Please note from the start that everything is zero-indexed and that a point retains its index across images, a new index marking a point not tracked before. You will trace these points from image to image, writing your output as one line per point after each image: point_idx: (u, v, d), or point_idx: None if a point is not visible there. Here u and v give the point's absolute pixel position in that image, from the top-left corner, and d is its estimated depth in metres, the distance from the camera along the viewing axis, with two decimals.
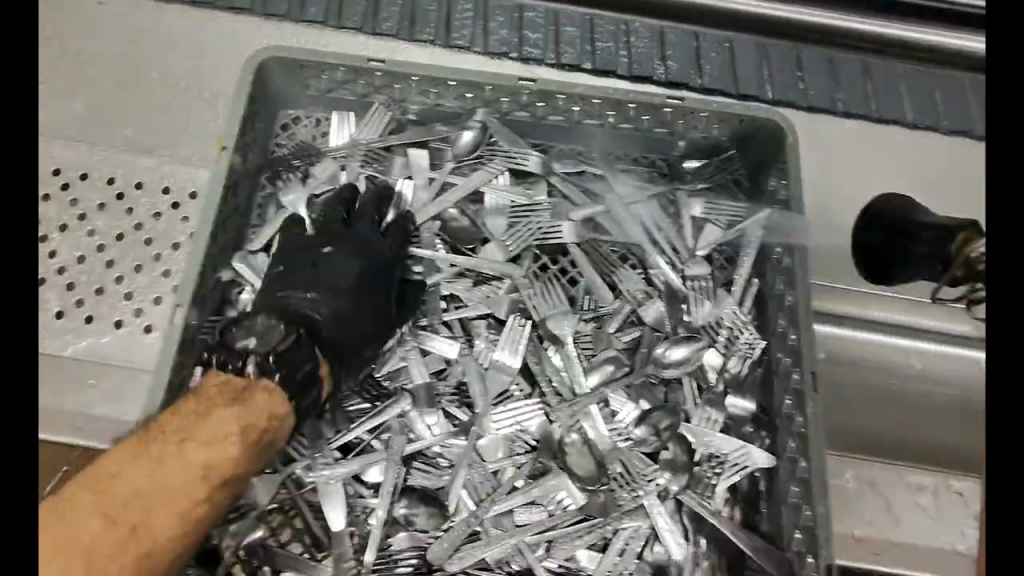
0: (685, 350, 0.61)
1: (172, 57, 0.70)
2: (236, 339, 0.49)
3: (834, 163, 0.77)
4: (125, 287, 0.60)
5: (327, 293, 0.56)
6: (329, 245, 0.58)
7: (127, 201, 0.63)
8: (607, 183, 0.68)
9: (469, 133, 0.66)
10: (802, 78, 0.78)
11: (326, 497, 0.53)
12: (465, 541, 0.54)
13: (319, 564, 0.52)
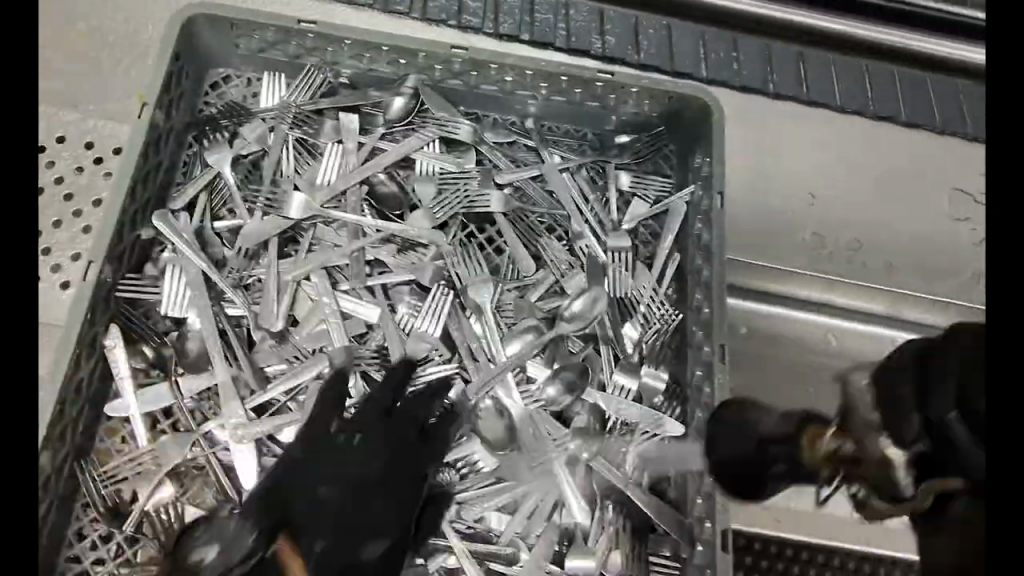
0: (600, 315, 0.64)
1: (100, 9, 0.69)
2: (196, 547, 0.51)
3: (764, 143, 0.79)
4: (43, 242, 0.59)
5: (340, 490, 0.52)
6: (359, 432, 0.54)
7: (47, 154, 0.62)
8: (536, 155, 0.69)
9: (401, 99, 0.66)
10: (737, 58, 0.80)
11: (238, 455, 0.54)
12: None
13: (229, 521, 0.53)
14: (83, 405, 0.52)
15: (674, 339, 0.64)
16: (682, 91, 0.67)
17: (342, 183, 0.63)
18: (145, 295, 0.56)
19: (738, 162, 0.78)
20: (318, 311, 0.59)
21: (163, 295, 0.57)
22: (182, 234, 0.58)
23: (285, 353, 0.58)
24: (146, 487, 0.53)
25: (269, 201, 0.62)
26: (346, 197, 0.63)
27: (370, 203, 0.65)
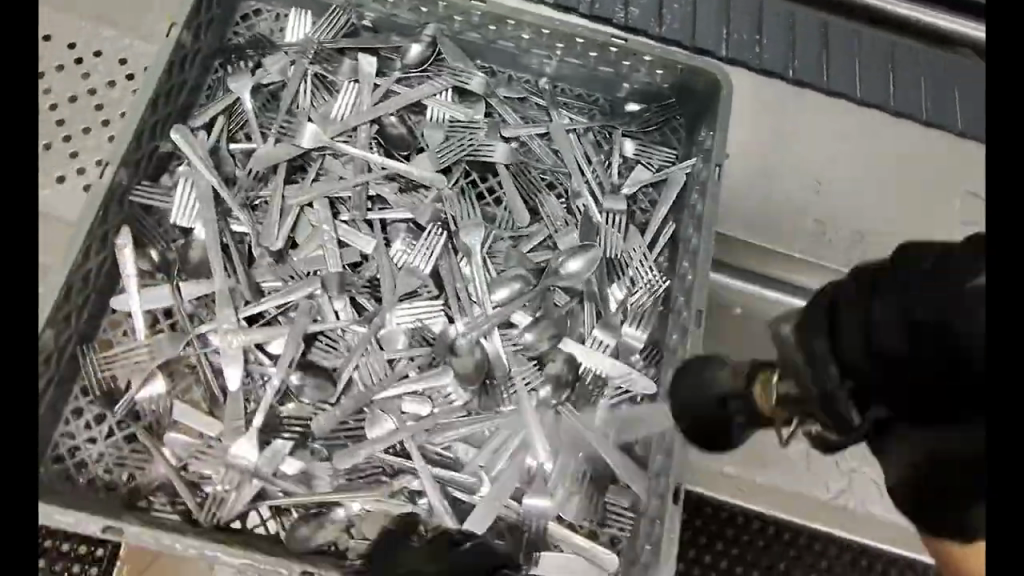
0: (586, 266, 0.66)
1: None
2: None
3: (779, 126, 0.78)
4: (72, 146, 0.64)
5: None
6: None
7: (84, 66, 0.67)
8: (546, 114, 0.71)
9: (418, 46, 0.69)
10: (760, 41, 0.80)
11: (227, 357, 0.57)
12: (353, 415, 0.59)
13: (212, 417, 0.57)
14: (89, 296, 0.57)
15: (658, 304, 0.65)
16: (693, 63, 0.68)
17: (354, 120, 0.66)
18: (157, 202, 0.60)
19: (745, 140, 0.78)
20: (317, 237, 0.63)
21: (174, 204, 0.60)
22: (197, 149, 0.61)
23: (282, 272, 0.61)
24: (142, 376, 0.57)
25: (283, 129, 0.65)
26: (357, 133, 0.66)
27: (379, 142, 0.68)
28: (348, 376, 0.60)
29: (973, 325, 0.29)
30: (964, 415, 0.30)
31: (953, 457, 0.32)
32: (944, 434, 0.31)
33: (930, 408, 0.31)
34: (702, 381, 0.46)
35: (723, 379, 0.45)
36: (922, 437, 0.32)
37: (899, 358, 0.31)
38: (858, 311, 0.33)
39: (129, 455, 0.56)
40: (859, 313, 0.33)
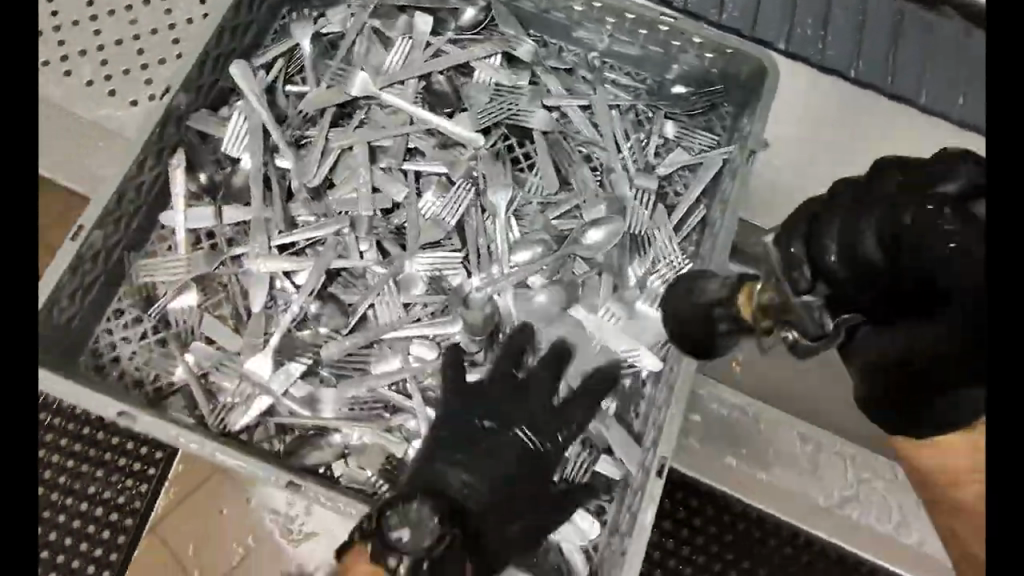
0: (604, 233, 0.66)
1: None
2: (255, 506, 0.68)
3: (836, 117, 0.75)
4: (147, 75, 0.68)
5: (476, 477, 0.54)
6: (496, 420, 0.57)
7: (167, 3, 0.70)
8: (591, 88, 0.72)
9: (473, 10, 0.71)
10: (824, 38, 0.77)
11: (256, 279, 0.62)
12: (362, 348, 0.62)
13: (234, 335, 0.62)
14: (140, 206, 0.61)
15: None
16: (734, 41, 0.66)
17: (403, 75, 0.69)
18: (209, 130, 0.64)
19: (784, 130, 0.76)
20: (353, 180, 0.66)
21: (226, 133, 0.65)
22: (253, 86, 0.65)
23: (315, 209, 0.65)
24: (176, 288, 0.62)
25: (335, 77, 0.69)
26: (404, 86, 0.69)
27: (424, 98, 0.71)
28: (362, 309, 0.63)
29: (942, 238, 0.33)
30: (938, 309, 0.34)
31: (933, 355, 0.35)
32: (918, 326, 0.35)
33: (910, 306, 0.35)
34: (695, 291, 0.50)
35: (715, 288, 0.48)
36: (904, 332, 0.36)
37: (875, 267, 0.36)
38: (843, 219, 0.37)
39: (157, 357, 0.60)
40: (844, 221, 0.37)
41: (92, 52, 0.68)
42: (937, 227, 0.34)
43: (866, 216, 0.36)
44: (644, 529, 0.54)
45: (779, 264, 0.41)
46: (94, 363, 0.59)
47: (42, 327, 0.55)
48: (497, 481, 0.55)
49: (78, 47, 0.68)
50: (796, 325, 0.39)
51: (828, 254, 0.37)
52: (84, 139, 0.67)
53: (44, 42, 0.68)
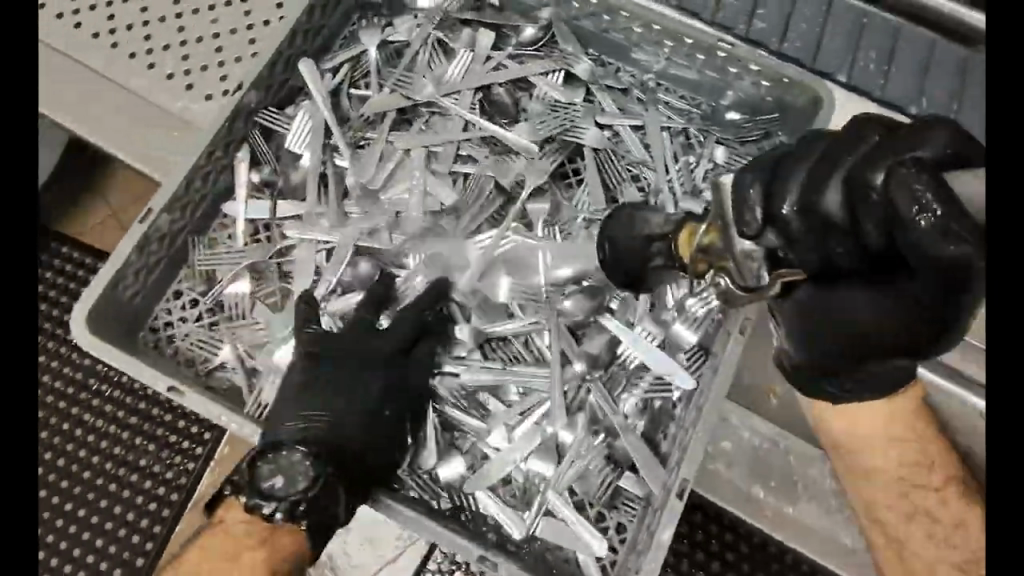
0: None
1: None
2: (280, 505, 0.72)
3: None
4: (224, 71, 0.72)
5: (333, 419, 0.55)
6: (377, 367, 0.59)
7: (247, 5, 0.74)
8: (643, 109, 0.73)
9: (533, 29, 0.73)
10: (886, 73, 0.76)
11: (298, 265, 0.66)
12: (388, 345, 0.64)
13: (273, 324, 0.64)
14: (206, 195, 0.65)
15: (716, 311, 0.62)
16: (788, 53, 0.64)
17: (462, 84, 0.71)
18: (277, 127, 0.67)
19: None
20: (407, 181, 0.68)
21: (291, 130, 0.68)
22: (319, 84, 0.68)
23: (364, 206, 0.68)
24: (231, 274, 0.65)
25: (399, 82, 0.71)
26: (462, 95, 0.71)
27: (483, 106, 0.72)
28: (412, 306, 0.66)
29: (909, 199, 0.29)
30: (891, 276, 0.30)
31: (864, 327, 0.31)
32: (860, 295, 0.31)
33: (877, 272, 0.31)
34: (635, 222, 0.55)
35: (658, 222, 0.53)
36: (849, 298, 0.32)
37: (838, 225, 0.33)
38: (808, 175, 0.35)
39: (210, 338, 0.64)
40: (809, 174, 0.35)
41: (175, 47, 0.72)
42: (909, 181, 0.29)
43: (834, 169, 0.33)
44: (661, 547, 0.54)
45: (728, 206, 0.40)
46: (152, 340, 0.62)
47: (105, 303, 0.58)
48: (352, 424, 0.55)
49: (163, 42, 0.72)
50: (734, 275, 0.40)
51: (783, 204, 0.35)
52: (158, 130, 0.70)
53: (133, 35, 0.72)
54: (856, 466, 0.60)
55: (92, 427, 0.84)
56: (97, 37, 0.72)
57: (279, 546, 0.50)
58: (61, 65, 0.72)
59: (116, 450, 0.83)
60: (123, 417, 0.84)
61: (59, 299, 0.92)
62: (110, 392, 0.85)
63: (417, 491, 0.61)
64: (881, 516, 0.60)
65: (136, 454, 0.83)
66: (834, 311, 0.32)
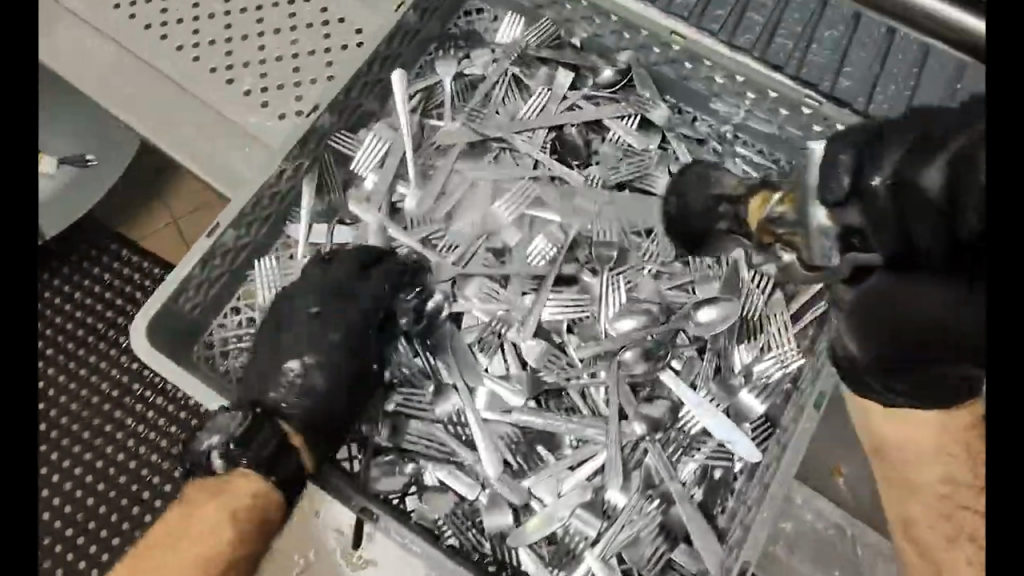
0: (716, 311, 0.62)
1: None
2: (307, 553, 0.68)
3: None
4: (299, 91, 0.71)
5: (312, 359, 0.61)
6: (343, 305, 0.62)
7: (328, 28, 0.74)
8: (719, 160, 0.70)
9: (611, 71, 0.72)
10: None
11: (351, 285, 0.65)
12: (433, 392, 0.61)
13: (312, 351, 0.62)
14: (272, 215, 0.64)
15: (788, 380, 0.60)
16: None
17: (537, 122, 0.70)
18: (345, 150, 0.67)
19: None
20: (472, 216, 0.66)
21: (358, 154, 0.67)
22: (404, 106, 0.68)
23: (429, 245, 0.66)
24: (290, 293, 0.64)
25: (470, 116, 0.70)
26: (535, 133, 0.70)
27: (554, 146, 0.70)
28: (467, 342, 0.63)
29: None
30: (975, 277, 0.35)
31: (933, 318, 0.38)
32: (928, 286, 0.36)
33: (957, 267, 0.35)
34: (709, 182, 0.58)
35: (731, 185, 0.56)
36: (919, 290, 0.36)
37: (938, 207, 0.33)
38: (904, 158, 0.34)
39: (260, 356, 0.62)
40: (906, 153, 0.34)
41: (254, 65, 0.72)
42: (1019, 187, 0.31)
43: (940, 149, 0.33)
44: None
45: (811, 172, 0.39)
46: (204, 355, 0.61)
47: (167, 313, 0.57)
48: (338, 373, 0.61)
49: (243, 58, 0.72)
50: (800, 251, 0.40)
51: (875, 175, 0.35)
52: (228, 145, 0.70)
53: (215, 50, 0.73)
54: (894, 472, 0.50)
55: (132, 432, 0.87)
56: (181, 50, 0.73)
57: (231, 488, 0.55)
58: (145, 75, 0.72)
59: (153, 457, 0.85)
60: (164, 425, 0.87)
61: (115, 301, 0.94)
62: (153, 399, 0.88)
63: (456, 539, 0.57)
64: (918, 535, 0.50)
65: (172, 463, 0.85)
66: (905, 296, 0.37)
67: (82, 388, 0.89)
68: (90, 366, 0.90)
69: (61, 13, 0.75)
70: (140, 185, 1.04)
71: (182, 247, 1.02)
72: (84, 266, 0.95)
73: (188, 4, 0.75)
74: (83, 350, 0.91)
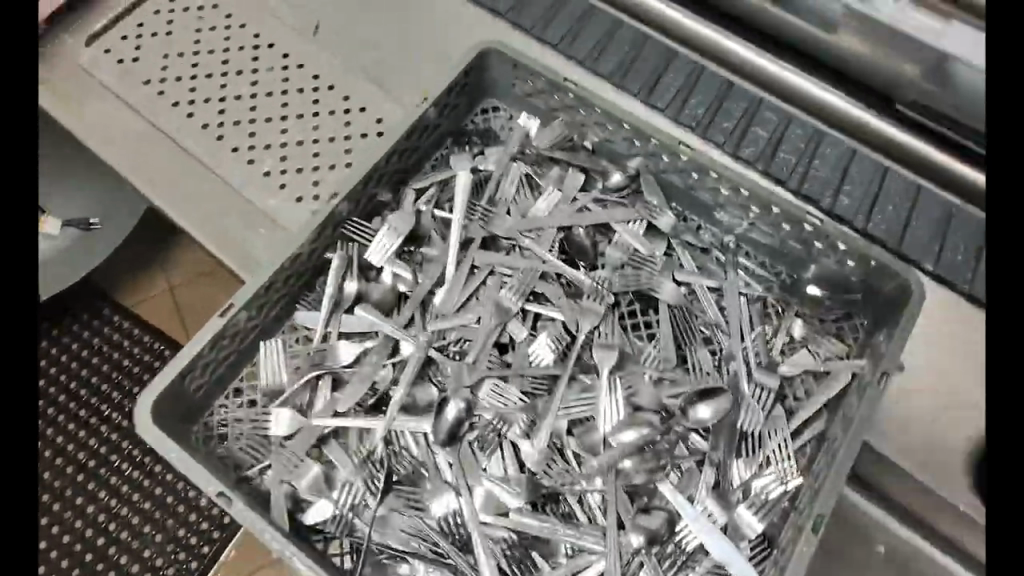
0: (711, 409, 0.63)
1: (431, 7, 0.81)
2: None
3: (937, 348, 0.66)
4: (316, 175, 0.73)
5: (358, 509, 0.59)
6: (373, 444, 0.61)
7: (349, 116, 0.76)
8: (723, 270, 0.71)
9: (620, 176, 0.74)
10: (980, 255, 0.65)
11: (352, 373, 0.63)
12: (423, 493, 0.60)
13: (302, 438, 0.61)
14: (280, 297, 0.64)
15: (786, 499, 0.59)
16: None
17: (547, 221, 0.71)
18: (360, 238, 0.66)
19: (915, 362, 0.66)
20: (477, 308, 0.66)
21: (373, 243, 0.67)
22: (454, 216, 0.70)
23: (434, 341, 0.65)
24: (293, 375, 0.63)
25: (484, 214, 0.71)
26: (543, 233, 0.71)
27: (562, 246, 0.72)
28: (467, 441, 0.61)
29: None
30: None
31: None
32: None
33: None
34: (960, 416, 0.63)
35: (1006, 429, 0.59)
36: None
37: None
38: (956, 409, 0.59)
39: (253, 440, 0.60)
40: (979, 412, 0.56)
41: (275, 147, 0.74)
42: None
43: None
44: None
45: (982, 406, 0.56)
46: (203, 437, 0.60)
47: (175, 388, 0.56)
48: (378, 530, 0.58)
49: (265, 140, 0.75)
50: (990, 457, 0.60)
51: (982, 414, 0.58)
52: (244, 225, 0.71)
53: (238, 130, 0.75)
54: None
55: (104, 506, 0.92)
56: (205, 127, 0.75)
57: None
58: (170, 151, 0.75)
59: (122, 534, 0.91)
60: (136, 501, 0.93)
61: None
62: (129, 472, 0.94)
63: None
64: None
65: (140, 542, 0.91)
66: None
67: (56, 456, 0.94)
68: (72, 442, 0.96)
69: (97, 88, 0.79)
70: (161, 251, 1.15)
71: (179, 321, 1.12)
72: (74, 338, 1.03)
73: (217, 85, 0.78)
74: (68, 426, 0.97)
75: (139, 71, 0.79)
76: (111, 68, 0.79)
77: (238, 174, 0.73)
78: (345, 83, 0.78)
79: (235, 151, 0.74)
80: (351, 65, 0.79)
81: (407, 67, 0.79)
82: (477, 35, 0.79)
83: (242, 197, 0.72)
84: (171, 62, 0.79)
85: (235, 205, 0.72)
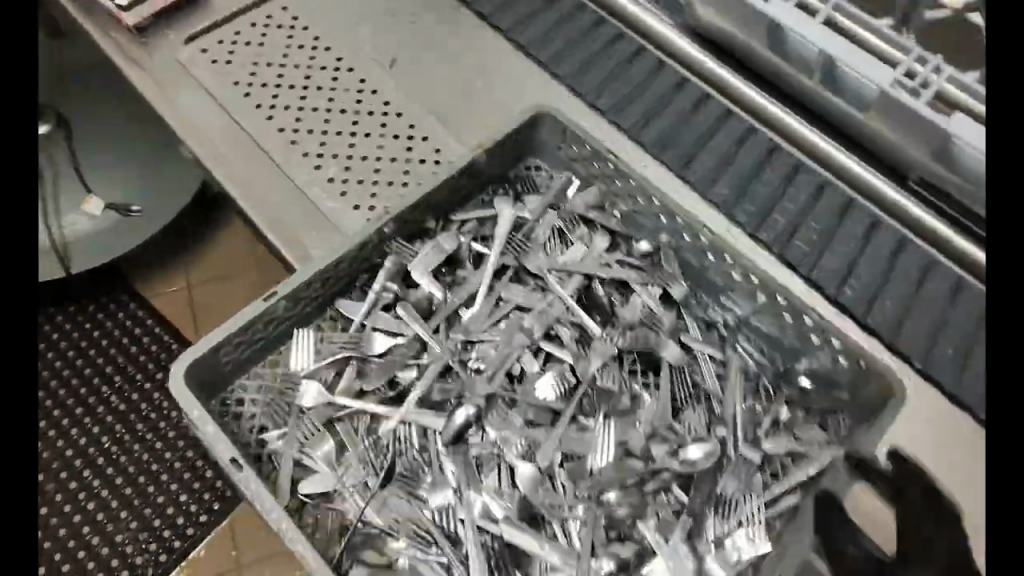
0: (698, 459, 0.67)
1: (499, 60, 0.89)
2: None
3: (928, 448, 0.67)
4: (373, 190, 0.79)
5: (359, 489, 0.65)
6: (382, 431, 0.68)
7: (412, 143, 0.83)
8: (724, 345, 0.76)
9: (644, 245, 0.80)
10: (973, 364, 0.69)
11: (377, 368, 0.70)
12: (420, 487, 0.65)
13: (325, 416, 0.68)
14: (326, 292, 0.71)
15: (750, 564, 0.62)
16: (851, 171, 0.75)
17: (569, 271, 0.77)
18: (403, 255, 0.74)
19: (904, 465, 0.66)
20: (495, 334, 0.72)
21: (416, 256, 0.74)
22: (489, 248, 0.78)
23: (453, 355, 0.71)
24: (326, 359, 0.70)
25: (515, 249, 0.78)
26: (565, 282, 0.77)
27: (581, 294, 0.77)
28: (468, 449, 0.67)
29: None
30: None
31: None
32: None
33: None
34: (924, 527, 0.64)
35: None
36: None
37: None
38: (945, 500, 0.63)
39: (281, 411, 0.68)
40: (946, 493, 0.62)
41: (341, 158, 0.81)
42: None
43: None
44: None
45: None
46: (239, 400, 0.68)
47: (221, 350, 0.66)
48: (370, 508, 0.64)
49: (334, 150, 0.81)
50: None
51: None
52: (301, 224, 0.77)
53: (311, 139, 0.82)
54: None
55: (91, 486, 0.99)
56: (282, 131, 0.82)
57: None
58: (247, 147, 0.82)
59: (99, 515, 0.97)
60: (118, 487, 0.98)
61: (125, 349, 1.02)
62: (117, 456, 1.00)
63: None
64: None
65: (115, 526, 0.96)
66: None
67: (53, 430, 1.02)
68: (71, 421, 1.03)
69: (188, 79, 0.86)
70: (196, 239, 1.19)
71: (190, 314, 1.15)
72: (96, 318, 1.11)
73: (297, 95, 0.85)
74: (73, 405, 1.04)
75: (231, 72, 0.86)
76: (205, 66, 0.87)
77: (307, 176, 0.79)
78: (414, 112, 0.85)
79: (305, 156, 0.81)
80: (421, 97, 0.87)
81: (470, 108, 0.86)
82: (535, 95, 0.87)
83: (305, 198, 0.78)
84: (261, 70, 0.87)
85: (299, 202, 0.78)
